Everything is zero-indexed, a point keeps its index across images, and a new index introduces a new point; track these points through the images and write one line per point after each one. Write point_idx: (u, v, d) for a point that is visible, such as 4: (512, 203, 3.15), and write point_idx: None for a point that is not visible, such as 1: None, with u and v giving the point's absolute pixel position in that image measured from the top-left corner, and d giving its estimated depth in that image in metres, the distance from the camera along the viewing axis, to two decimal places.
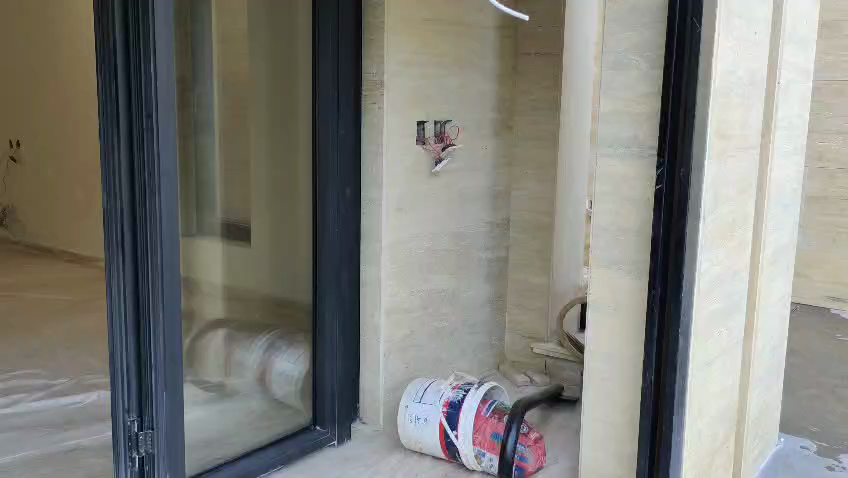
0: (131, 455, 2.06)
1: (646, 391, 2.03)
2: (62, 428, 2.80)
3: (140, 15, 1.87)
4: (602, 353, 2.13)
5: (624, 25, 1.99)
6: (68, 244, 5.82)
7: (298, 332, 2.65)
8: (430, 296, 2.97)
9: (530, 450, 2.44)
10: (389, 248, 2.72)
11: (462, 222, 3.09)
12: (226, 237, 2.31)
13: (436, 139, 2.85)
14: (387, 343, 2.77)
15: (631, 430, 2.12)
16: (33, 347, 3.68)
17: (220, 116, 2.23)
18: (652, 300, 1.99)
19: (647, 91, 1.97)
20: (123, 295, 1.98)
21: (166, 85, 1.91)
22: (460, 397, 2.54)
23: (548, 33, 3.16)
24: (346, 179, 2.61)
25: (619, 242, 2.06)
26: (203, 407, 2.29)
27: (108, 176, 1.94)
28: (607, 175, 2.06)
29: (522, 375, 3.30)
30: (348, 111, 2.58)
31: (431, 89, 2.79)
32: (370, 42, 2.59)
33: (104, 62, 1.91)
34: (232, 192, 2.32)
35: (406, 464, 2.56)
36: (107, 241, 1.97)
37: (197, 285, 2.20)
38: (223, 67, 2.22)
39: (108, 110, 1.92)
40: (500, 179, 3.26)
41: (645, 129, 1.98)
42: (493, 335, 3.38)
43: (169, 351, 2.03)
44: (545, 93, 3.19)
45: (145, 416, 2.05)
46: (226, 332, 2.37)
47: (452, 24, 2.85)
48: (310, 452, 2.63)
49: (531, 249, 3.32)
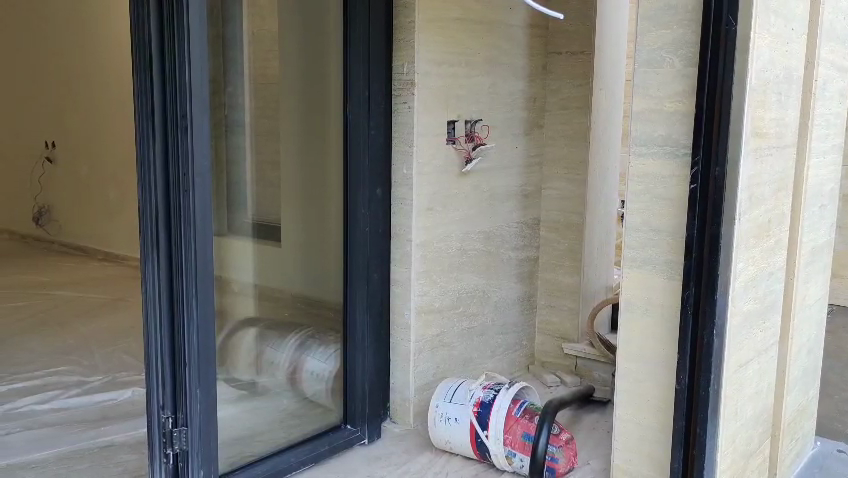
0: (166, 451, 2.09)
1: (680, 394, 2.01)
2: (96, 425, 2.84)
3: (175, 16, 1.89)
4: (635, 355, 2.11)
5: (656, 23, 1.97)
6: (100, 244, 5.92)
7: (330, 332, 2.66)
8: (460, 296, 2.96)
9: (561, 451, 2.42)
10: (420, 247, 2.73)
11: (493, 222, 3.08)
12: (258, 236, 2.33)
13: (466, 138, 2.85)
14: (417, 342, 2.78)
15: (662, 433, 2.10)
16: (69, 345, 3.75)
17: (252, 117, 2.25)
18: (686, 301, 1.97)
19: (681, 89, 1.95)
20: (159, 293, 2.01)
21: (200, 85, 1.93)
22: (491, 397, 2.53)
23: (579, 31, 3.14)
24: (377, 179, 2.62)
25: (653, 242, 2.04)
26: (236, 405, 2.31)
27: (144, 176, 1.97)
28: (641, 174, 2.04)
29: (551, 375, 3.30)
30: (379, 111, 2.59)
31: (461, 88, 2.79)
32: (400, 42, 2.60)
33: (140, 63, 1.94)
34: (263, 192, 2.34)
35: (436, 464, 2.56)
36: (143, 239, 2.00)
37: (229, 284, 2.22)
38: (254, 67, 2.24)
39: (144, 111, 1.95)
40: (531, 179, 3.25)
41: (679, 128, 1.96)
42: (522, 335, 3.36)
43: (203, 349, 2.05)
44: (575, 92, 3.17)
45: (180, 413, 2.07)
46: (257, 330, 2.38)
47: (482, 24, 2.85)
48: (340, 451, 2.64)
49: (561, 248, 3.30)
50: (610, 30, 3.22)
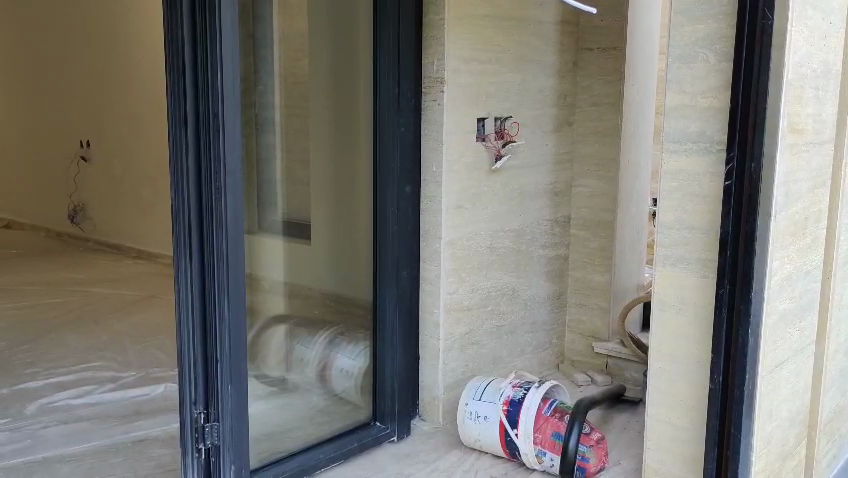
0: (198, 446, 2.11)
1: (714, 394, 1.98)
2: (130, 419, 2.89)
3: (208, 16, 1.91)
4: (668, 354, 2.08)
5: (690, 17, 1.93)
6: (134, 241, 6.01)
7: (359, 329, 2.67)
8: (489, 294, 2.95)
9: (592, 450, 2.40)
10: (450, 245, 2.72)
11: (523, 220, 3.06)
12: (288, 234, 2.34)
13: (496, 135, 2.84)
14: (446, 340, 2.77)
15: (695, 433, 2.07)
16: (104, 341, 3.82)
17: (282, 116, 2.27)
18: (720, 300, 1.94)
19: (716, 85, 1.91)
20: (191, 289, 2.03)
21: (231, 84, 1.94)
22: (521, 395, 2.51)
23: (610, 27, 3.11)
24: (406, 177, 2.62)
25: (686, 240, 2.01)
26: (266, 402, 2.32)
27: (177, 174, 2.00)
28: (674, 170, 2.01)
29: (582, 375, 3.26)
30: (408, 109, 2.59)
31: (491, 85, 2.78)
32: (430, 40, 2.60)
33: (173, 63, 1.96)
34: (293, 190, 2.36)
35: (466, 462, 2.56)
36: (176, 237, 2.03)
37: (259, 282, 2.24)
38: (284, 66, 2.25)
39: (177, 110, 1.98)
40: (561, 176, 3.22)
41: (713, 125, 1.93)
42: (552, 333, 3.34)
43: (234, 345, 2.06)
44: (606, 88, 3.14)
45: (211, 408, 2.10)
46: (287, 327, 2.39)
47: (512, 20, 2.83)
48: (370, 447, 2.65)
49: (591, 247, 3.28)
50: (643, 25, 3.18)
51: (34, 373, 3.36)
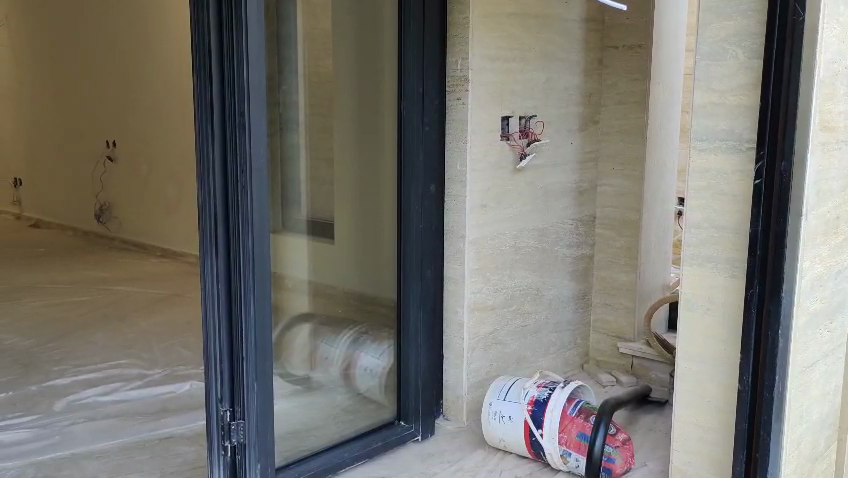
0: (224, 443, 2.13)
1: (743, 396, 1.96)
2: (157, 417, 2.91)
3: (234, 16, 1.92)
4: (696, 355, 2.06)
5: (720, 14, 1.91)
6: (159, 240, 6.07)
7: (384, 328, 2.67)
8: (513, 294, 2.94)
9: (618, 452, 2.38)
10: (474, 244, 2.71)
11: (548, 219, 3.05)
12: (312, 233, 2.35)
13: (520, 133, 2.83)
14: (470, 340, 2.77)
15: (723, 435, 2.04)
16: (130, 338, 3.86)
17: (306, 115, 2.27)
18: (750, 300, 1.91)
19: (745, 82, 1.89)
20: (217, 286, 2.04)
21: (257, 83, 1.95)
22: (546, 395, 2.50)
23: (636, 25, 3.08)
24: (430, 175, 2.61)
25: (714, 239, 1.99)
26: (292, 400, 2.32)
27: (203, 174, 2.01)
28: (703, 169, 1.98)
29: (607, 375, 3.24)
30: (433, 108, 2.59)
31: (515, 83, 2.77)
32: (454, 39, 2.59)
33: (200, 63, 1.97)
34: (317, 190, 2.36)
35: (490, 462, 2.55)
36: (202, 236, 2.04)
37: (284, 281, 2.24)
38: (308, 66, 2.26)
39: (203, 110, 1.99)
40: (586, 175, 3.21)
41: (743, 123, 1.91)
42: (577, 333, 3.32)
43: (259, 343, 2.07)
44: (632, 86, 3.11)
45: (237, 406, 2.11)
46: (311, 326, 2.40)
47: (537, 18, 2.82)
48: (394, 446, 2.65)
49: (616, 246, 3.25)
50: (670, 22, 3.14)
51: (63, 370, 3.40)
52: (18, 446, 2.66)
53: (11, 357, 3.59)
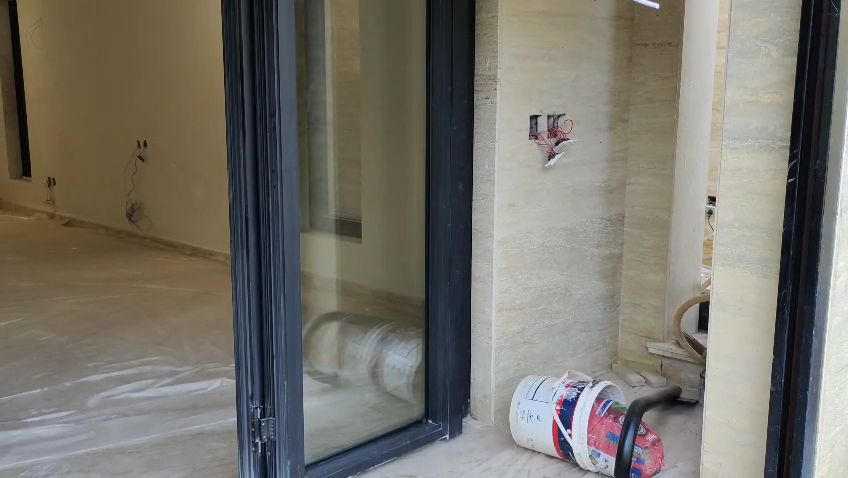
0: (254, 440, 2.15)
1: (775, 397, 1.94)
2: (188, 413, 2.96)
3: (265, 17, 1.94)
4: (727, 356, 2.04)
5: (752, 11, 1.89)
6: (188, 239, 6.15)
7: (411, 327, 2.68)
8: (541, 293, 2.93)
9: (648, 452, 2.36)
10: (502, 243, 2.71)
11: (576, 218, 3.03)
12: (340, 232, 2.36)
13: (549, 133, 2.82)
14: (498, 339, 2.77)
15: (755, 437, 2.02)
16: (161, 336, 3.91)
17: (334, 114, 2.29)
18: (783, 300, 1.89)
19: (778, 81, 1.86)
20: (248, 284, 2.06)
21: (288, 84, 1.98)
22: (575, 395, 2.49)
23: (666, 22, 3.05)
24: (459, 175, 2.62)
25: (747, 239, 1.96)
26: (320, 398, 2.34)
27: (234, 174, 2.03)
28: (734, 168, 1.96)
29: (636, 375, 3.22)
30: (460, 107, 2.59)
31: (544, 82, 2.76)
32: (483, 38, 2.59)
33: (231, 64, 1.99)
34: (346, 189, 2.38)
35: (518, 461, 2.55)
36: (233, 235, 2.07)
37: (312, 279, 2.26)
38: (336, 66, 2.27)
39: (235, 111, 2.01)
40: (615, 174, 3.18)
41: (776, 122, 1.88)
42: (605, 333, 3.30)
43: (290, 340, 2.09)
44: (662, 84, 3.09)
45: (268, 403, 2.13)
46: (340, 324, 2.41)
47: (566, 16, 2.80)
48: (422, 445, 2.66)
49: (646, 246, 3.23)
50: (701, 20, 3.12)
51: (96, 366, 3.46)
52: (53, 440, 2.71)
53: (46, 353, 3.65)
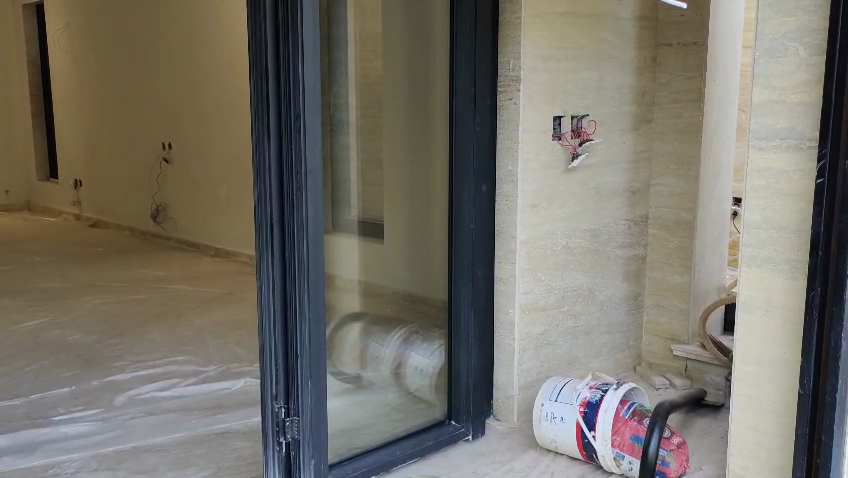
0: (278, 439, 2.17)
1: (804, 399, 1.91)
2: (213, 412, 2.98)
3: (290, 20, 1.96)
4: (754, 357, 2.02)
5: (780, 10, 1.87)
6: (212, 240, 6.21)
7: (434, 328, 2.69)
8: (564, 295, 2.92)
9: (673, 455, 2.35)
10: (525, 244, 2.71)
11: (600, 219, 3.02)
12: (363, 234, 2.37)
13: (572, 133, 2.81)
14: (521, 340, 2.76)
15: (784, 440, 2.00)
16: (186, 336, 3.94)
17: (357, 116, 2.30)
18: (811, 302, 1.86)
19: (807, 81, 1.84)
20: (272, 285, 2.08)
21: (313, 86, 1.99)
22: (598, 397, 2.48)
23: (691, 21, 3.02)
24: (482, 176, 2.62)
25: (774, 240, 1.94)
26: (343, 398, 2.35)
27: (260, 175, 2.05)
28: (761, 168, 1.94)
29: (660, 378, 3.18)
30: (484, 108, 2.59)
31: (567, 83, 2.75)
32: (506, 39, 2.60)
33: (256, 66, 2.01)
34: (369, 191, 2.39)
35: (541, 463, 2.54)
36: (258, 235, 2.08)
37: (335, 280, 2.27)
38: (359, 68, 2.28)
39: (260, 113, 2.03)
40: (639, 175, 3.17)
41: (804, 122, 1.86)
42: (629, 335, 3.28)
43: (314, 340, 2.10)
44: (688, 84, 3.06)
45: (292, 403, 2.14)
46: (363, 324, 2.42)
47: (590, 16, 2.79)
48: (445, 446, 2.66)
49: (670, 247, 3.20)
50: (726, 19, 3.09)
51: (122, 365, 3.50)
52: (81, 438, 2.75)
53: (74, 353, 3.71)
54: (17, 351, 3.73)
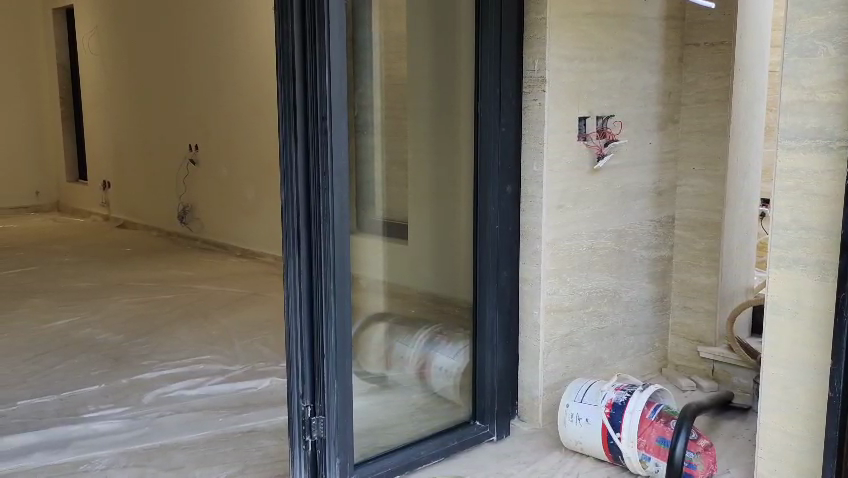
0: (304, 438, 2.19)
1: (834, 402, 1.88)
2: (239, 411, 3.01)
3: (317, 22, 1.97)
4: (782, 359, 1.99)
5: (810, 9, 1.85)
6: (237, 240, 6.27)
7: (458, 328, 2.70)
8: (590, 295, 2.91)
9: (699, 457, 2.33)
10: (549, 246, 2.70)
11: (625, 220, 3.01)
12: (388, 235, 2.38)
13: (598, 134, 2.80)
14: (546, 341, 2.76)
15: (814, 442, 1.98)
16: (213, 335, 3.98)
17: (382, 118, 2.31)
18: (842, 304, 1.84)
19: (838, 81, 1.83)
20: (299, 284, 2.10)
21: (339, 88, 2.00)
22: (624, 398, 2.46)
23: (719, 21, 3.00)
24: (507, 177, 2.62)
25: (803, 240, 1.92)
26: (367, 398, 2.36)
27: (287, 176, 2.07)
28: (791, 168, 1.92)
29: (687, 380, 3.17)
30: (509, 109, 2.59)
31: (593, 83, 2.74)
32: (531, 39, 2.59)
33: (284, 69, 2.04)
34: (394, 192, 2.40)
35: (566, 464, 2.53)
36: (284, 236, 2.10)
37: (360, 280, 2.28)
38: (384, 69, 2.29)
39: (287, 115, 2.05)
40: (665, 175, 3.14)
41: (834, 122, 1.84)
42: (655, 336, 3.26)
43: (339, 340, 2.11)
44: (714, 84, 3.04)
45: (318, 402, 2.16)
46: (388, 325, 2.43)
47: (616, 16, 2.78)
48: (470, 446, 2.67)
49: (698, 248, 3.17)
50: (753, 19, 3.07)
51: (150, 364, 3.55)
52: (110, 436, 2.79)
53: (102, 352, 3.76)
54: (47, 350, 3.79)
